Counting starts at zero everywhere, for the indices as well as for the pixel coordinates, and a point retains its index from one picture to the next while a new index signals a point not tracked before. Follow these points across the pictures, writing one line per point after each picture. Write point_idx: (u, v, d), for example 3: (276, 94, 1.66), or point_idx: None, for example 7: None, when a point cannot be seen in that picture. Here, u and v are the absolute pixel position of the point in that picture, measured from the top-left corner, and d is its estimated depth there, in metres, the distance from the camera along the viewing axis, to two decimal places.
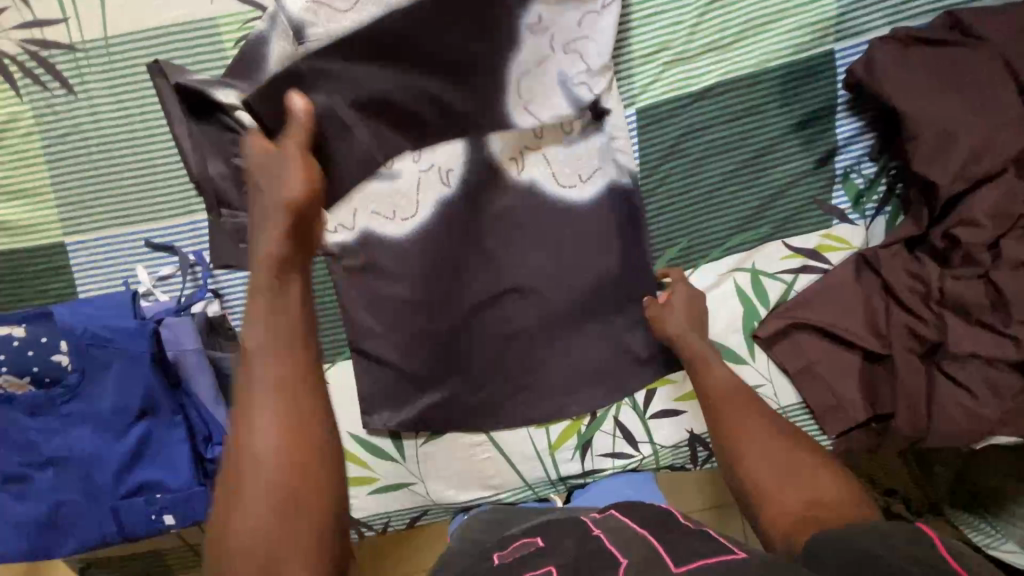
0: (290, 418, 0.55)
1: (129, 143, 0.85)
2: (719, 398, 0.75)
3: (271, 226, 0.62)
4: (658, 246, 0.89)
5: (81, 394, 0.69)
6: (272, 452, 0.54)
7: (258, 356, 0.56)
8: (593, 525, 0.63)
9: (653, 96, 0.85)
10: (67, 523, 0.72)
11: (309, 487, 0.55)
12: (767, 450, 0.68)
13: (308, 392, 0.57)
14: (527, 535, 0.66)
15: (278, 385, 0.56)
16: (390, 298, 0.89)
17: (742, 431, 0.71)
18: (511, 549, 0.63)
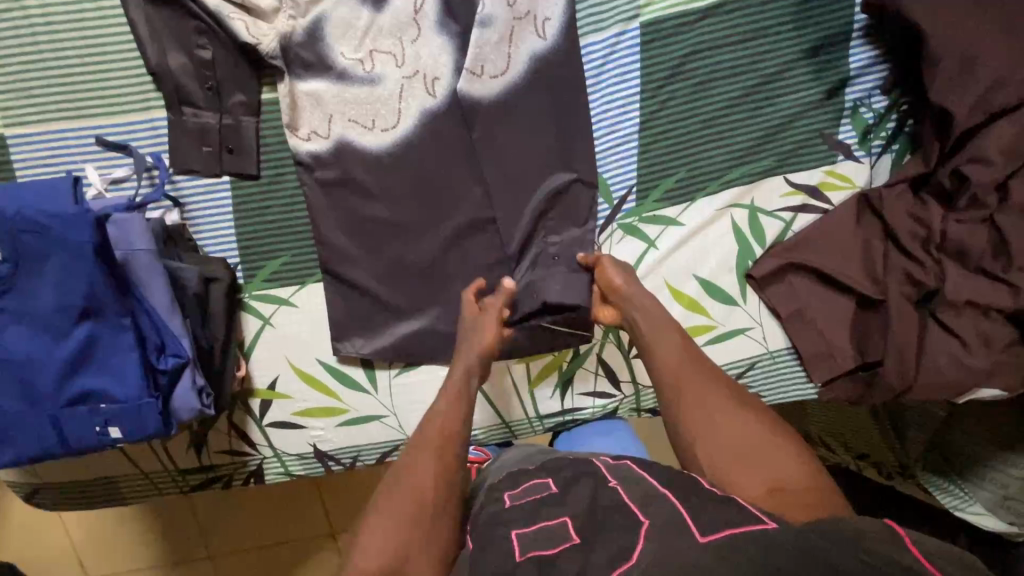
0: (443, 434, 0.68)
1: (77, 25, 0.76)
2: (672, 375, 0.71)
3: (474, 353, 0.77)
4: (654, 176, 0.84)
5: (16, 289, 0.62)
6: (409, 498, 0.61)
7: (443, 393, 0.73)
8: (609, 474, 0.61)
9: (660, 9, 0.79)
10: (5, 432, 0.66)
11: (427, 539, 0.59)
12: (725, 423, 0.65)
13: (459, 426, 0.69)
14: (540, 472, 0.63)
15: (431, 444, 0.66)
16: (368, 218, 0.83)
17: (697, 401, 0.68)
18: (523, 491, 0.61)
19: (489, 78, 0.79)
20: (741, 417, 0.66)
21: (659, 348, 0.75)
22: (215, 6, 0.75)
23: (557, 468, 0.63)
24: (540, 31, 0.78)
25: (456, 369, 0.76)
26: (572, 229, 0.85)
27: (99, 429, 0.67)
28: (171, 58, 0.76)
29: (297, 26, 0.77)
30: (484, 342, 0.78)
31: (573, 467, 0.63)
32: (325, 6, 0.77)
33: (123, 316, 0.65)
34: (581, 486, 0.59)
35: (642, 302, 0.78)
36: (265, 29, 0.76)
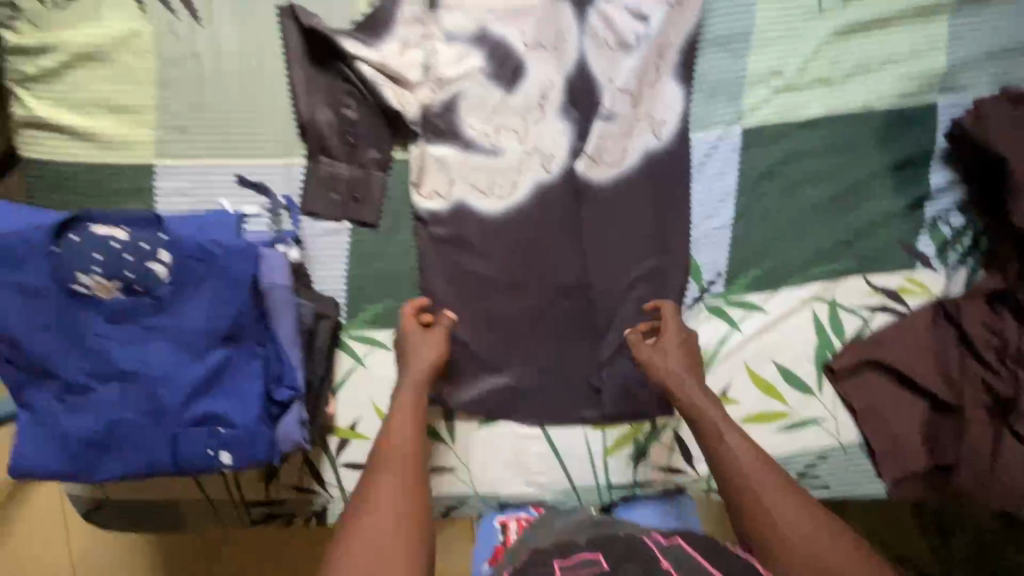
0: (398, 479, 0.73)
1: (242, 77, 0.85)
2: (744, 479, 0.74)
3: (405, 390, 0.81)
4: (743, 263, 0.90)
5: (170, 309, 0.66)
6: (394, 506, 0.71)
7: (392, 431, 0.77)
8: (665, 558, 0.60)
9: (762, 117, 0.87)
10: (121, 444, 0.68)
11: (410, 549, 0.68)
12: (789, 515, 0.70)
13: (413, 471, 0.75)
14: (589, 546, 0.63)
15: (392, 456, 0.75)
16: (471, 274, 0.89)
17: (769, 501, 0.71)
18: (572, 563, 0.60)
19: (604, 161, 0.87)
20: (798, 507, 0.71)
21: (720, 449, 0.77)
22: (369, 75, 0.83)
23: (607, 543, 0.62)
24: (655, 131, 0.86)
25: (402, 407, 0.79)
26: (662, 309, 0.89)
27: (211, 452, 0.69)
28: (320, 112, 0.84)
29: (438, 99, 0.85)
30: (424, 363, 0.83)
31: (624, 543, 0.63)
32: (465, 84, 0.85)
33: (258, 345, 0.69)
34: (631, 563, 0.60)
35: (699, 396, 0.81)
36: (414, 97, 0.85)
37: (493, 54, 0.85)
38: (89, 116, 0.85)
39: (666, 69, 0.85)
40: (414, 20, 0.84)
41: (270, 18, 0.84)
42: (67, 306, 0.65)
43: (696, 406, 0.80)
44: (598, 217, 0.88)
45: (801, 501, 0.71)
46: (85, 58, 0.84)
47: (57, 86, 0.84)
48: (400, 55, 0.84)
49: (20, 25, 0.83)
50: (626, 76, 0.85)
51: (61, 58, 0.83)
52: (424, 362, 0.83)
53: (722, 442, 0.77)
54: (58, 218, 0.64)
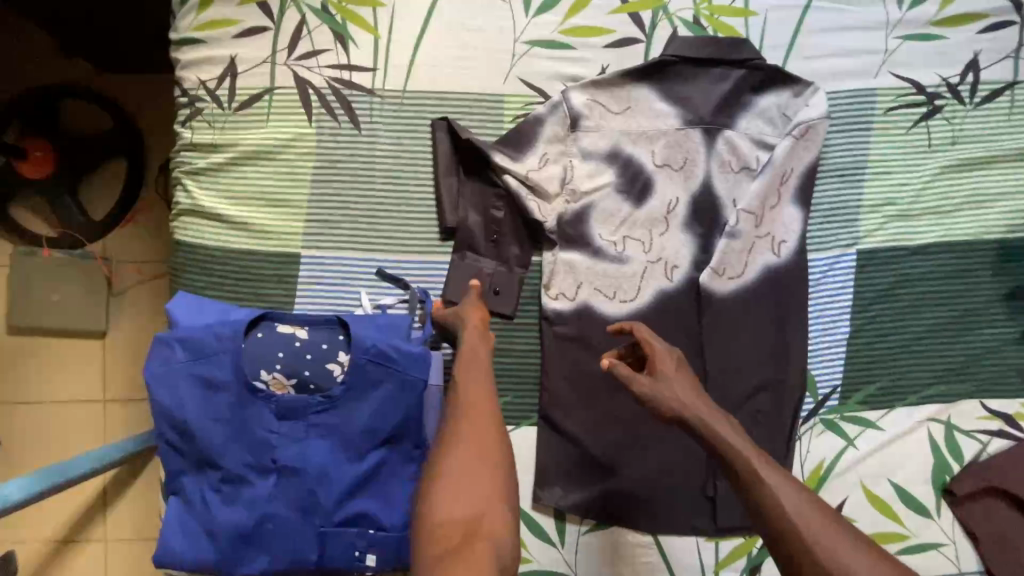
0: (470, 448, 0.64)
1: (392, 180, 0.92)
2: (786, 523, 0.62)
3: (466, 357, 0.72)
4: (858, 380, 0.91)
5: (338, 408, 0.68)
6: (472, 476, 0.62)
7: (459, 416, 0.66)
8: None
9: (877, 242, 0.92)
10: (268, 539, 0.69)
11: (501, 481, 0.62)
12: (844, 556, 0.59)
13: (491, 437, 0.65)
14: None
15: (471, 412, 0.66)
16: (592, 375, 0.91)
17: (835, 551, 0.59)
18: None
19: (726, 273, 0.91)
20: (874, 564, 0.59)
21: (768, 489, 0.64)
22: (514, 186, 0.90)
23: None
24: (775, 249, 0.91)
25: (470, 378, 0.70)
26: (778, 421, 0.90)
27: (357, 554, 0.69)
28: (469, 215, 0.91)
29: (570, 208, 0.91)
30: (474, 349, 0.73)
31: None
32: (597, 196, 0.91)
33: (415, 448, 0.70)
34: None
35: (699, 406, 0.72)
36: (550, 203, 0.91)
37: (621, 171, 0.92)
38: (247, 207, 0.92)
39: (787, 193, 0.91)
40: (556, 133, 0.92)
41: (423, 129, 0.92)
42: (243, 399, 0.68)
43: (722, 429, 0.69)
44: (719, 326, 0.90)
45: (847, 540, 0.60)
46: (251, 156, 0.91)
47: (222, 179, 0.92)
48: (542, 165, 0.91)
49: (197, 124, 0.92)
50: (750, 198, 0.90)
51: (230, 155, 0.91)
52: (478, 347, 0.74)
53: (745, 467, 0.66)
54: (246, 315, 0.69)
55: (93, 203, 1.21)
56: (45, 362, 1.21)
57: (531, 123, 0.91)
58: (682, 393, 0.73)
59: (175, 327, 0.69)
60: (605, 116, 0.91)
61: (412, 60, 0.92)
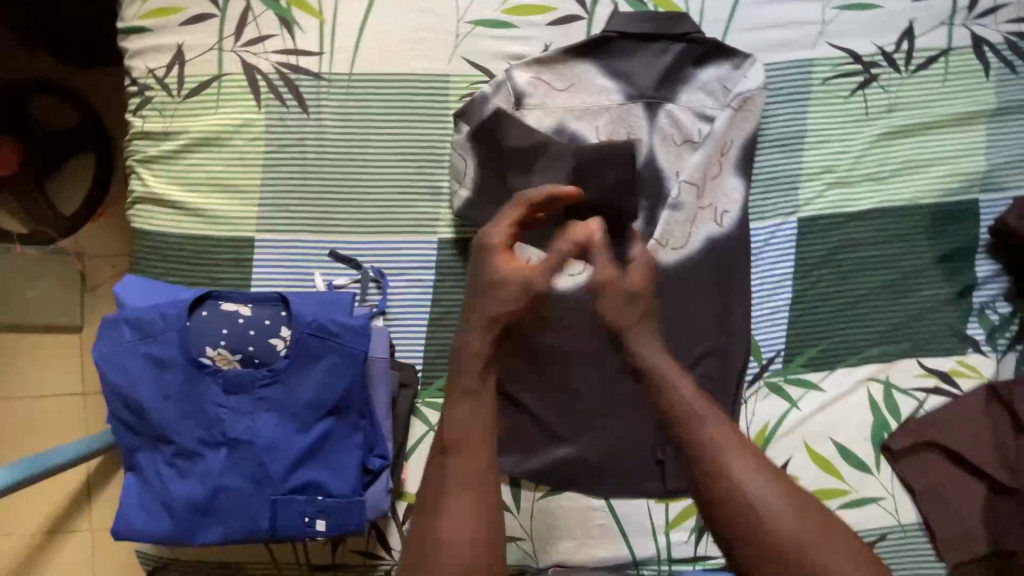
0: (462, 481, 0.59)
1: (342, 162, 0.93)
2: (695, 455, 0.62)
3: (485, 323, 0.67)
4: (801, 344, 0.94)
5: (282, 381, 0.70)
6: (473, 490, 0.59)
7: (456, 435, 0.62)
8: None
9: (816, 209, 0.94)
10: (222, 509, 0.71)
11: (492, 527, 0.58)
12: (756, 497, 0.58)
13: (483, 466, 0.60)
14: None
15: (463, 445, 0.61)
16: (542, 347, 0.94)
17: (813, 551, 0.55)
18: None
19: (671, 244, 0.93)
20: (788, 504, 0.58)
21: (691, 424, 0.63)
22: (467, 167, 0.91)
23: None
24: (718, 219, 0.93)
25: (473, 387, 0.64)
26: (724, 386, 0.93)
27: (306, 521, 0.72)
28: (420, 196, 0.94)
29: (516, 175, 0.89)
30: (502, 304, 0.67)
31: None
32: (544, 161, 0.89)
33: (360, 417, 0.73)
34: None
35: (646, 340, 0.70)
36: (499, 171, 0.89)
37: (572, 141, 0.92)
38: (199, 193, 0.93)
39: (727, 164, 0.93)
40: (503, 108, 0.92)
41: (371, 111, 0.94)
42: (190, 376, 0.70)
43: (703, 420, 0.62)
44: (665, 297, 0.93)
45: (826, 538, 0.56)
46: (202, 143, 0.93)
47: (174, 167, 0.93)
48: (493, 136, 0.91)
49: (147, 113, 0.93)
50: (692, 170, 0.92)
51: (181, 142, 0.93)
52: (504, 298, 0.68)
53: (715, 465, 0.60)
54: (190, 295, 0.71)
55: (64, 199, 1.22)
56: (18, 357, 1.21)
57: (477, 100, 0.91)
58: (629, 319, 0.70)
59: (123, 309, 0.71)
60: (550, 94, 0.93)
61: (357, 43, 0.93)
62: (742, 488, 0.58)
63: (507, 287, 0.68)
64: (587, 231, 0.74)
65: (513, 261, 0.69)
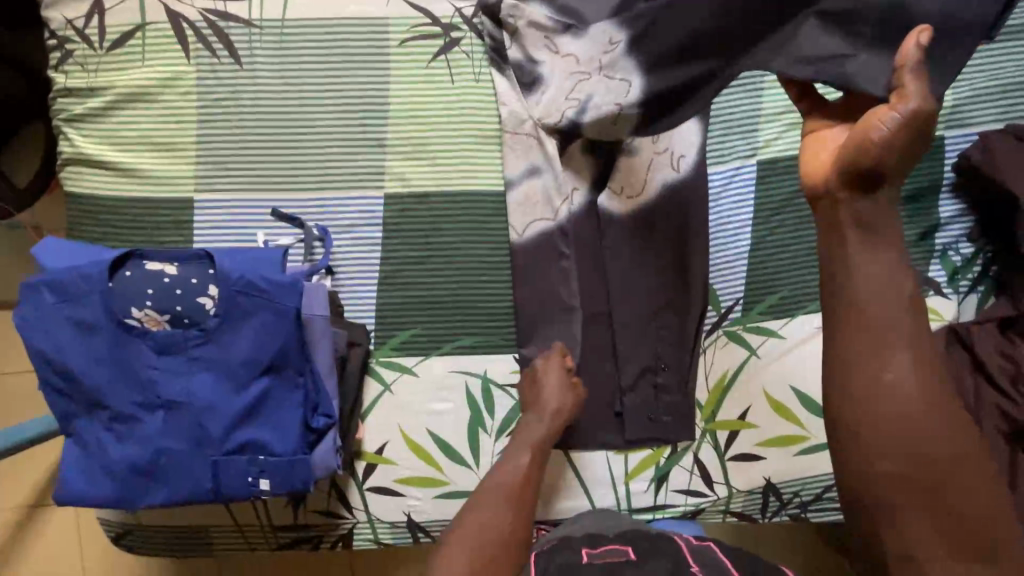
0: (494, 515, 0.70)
1: (280, 115, 0.89)
2: (857, 306, 0.49)
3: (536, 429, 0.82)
4: (761, 291, 0.93)
5: (215, 341, 0.68)
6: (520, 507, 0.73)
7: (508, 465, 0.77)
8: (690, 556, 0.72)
9: (775, 151, 0.91)
10: (164, 472, 0.70)
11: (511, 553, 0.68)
12: (895, 363, 0.47)
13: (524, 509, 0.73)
14: (618, 540, 0.75)
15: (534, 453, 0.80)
16: (495, 302, 0.92)
17: (928, 431, 0.47)
18: (599, 552, 0.72)
19: (624, 192, 0.91)
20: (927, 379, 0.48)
21: (857, 270, 0.49)
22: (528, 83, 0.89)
23: (634, 540, 0.75)
24: (675, 165, 0.90)
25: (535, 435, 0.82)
26: (682, 336, 0.91)
27: (250, 479, 0.71)
28: (365, 149, 0.90)
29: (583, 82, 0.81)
30: (555, 401, 0.84)
31: (647, 543, 0.74)
32: (590, 88, 0.80)
33: (299, 375, 0.72)
34: (658, 560, 0.70)
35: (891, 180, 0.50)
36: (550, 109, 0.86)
37: (609, 48, 0.76)
38: (132, 152, 0.89)
39: None
40: (545, 35, 0.85)
41: (307, 61, 0.89)
42: (119, 338, 0.68)
43: (892, 328, 0.48)
44: (621, 247, 0.91)
45: (962, 440, 0.48)
46: (130, 98, 0.88)
47: (103, 125, 0.89)
48: (544, 65, 0.86)
49: (70, 67, 0.88)
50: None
51: (109, 98, 0.88)
52: (559, 399, 0.84)
53: (882, 371, 0.48)
54: (113, 255, 0.68)
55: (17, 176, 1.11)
56: None
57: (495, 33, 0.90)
58: (886, 146, 0.48)
59: (43, 272, 0.68)
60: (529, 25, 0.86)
61: None
62: (892, 371, 0.47)
63: (569, 392, 0.86)
64: (917, 100, 0.49)
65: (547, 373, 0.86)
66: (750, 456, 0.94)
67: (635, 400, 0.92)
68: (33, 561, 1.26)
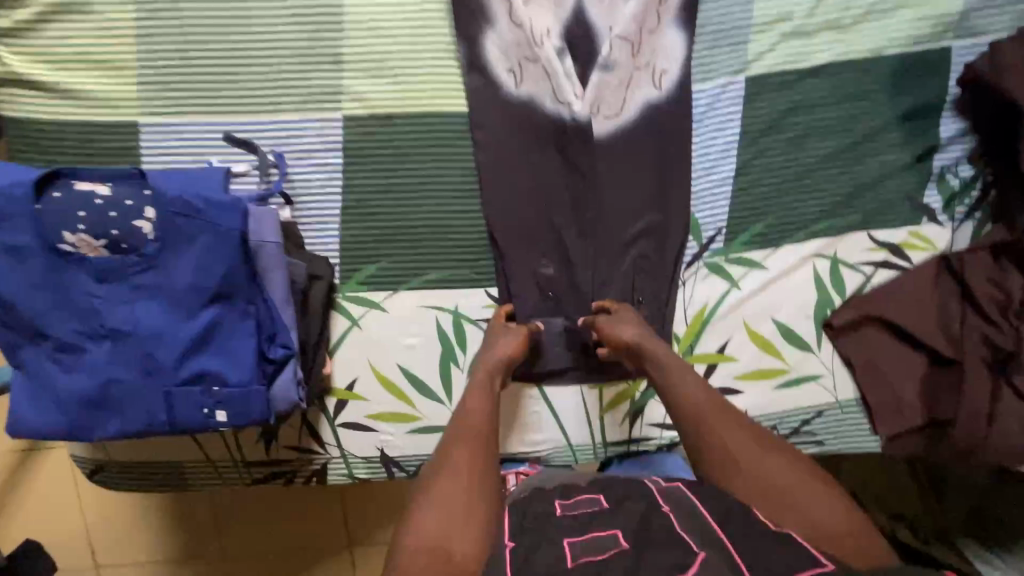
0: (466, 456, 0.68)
1: (225, 29, 0.81)
2: (689, 399, 0.73)
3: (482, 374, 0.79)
4: (744, 219, 0.88)
5: (157, 267, 0.65)
6: (482, 448, 0.69)
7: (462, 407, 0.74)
8: (662, 499, 0.65)
9: (766, 66, 0.84)
10: (115, 403, 0.68)
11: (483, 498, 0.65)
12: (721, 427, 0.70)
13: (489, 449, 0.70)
14: (589, 488, 0.68)
15: (478, 402, 0.75)
16: (465, 232, 0.87)
17: (760, 468, 0.67)
18: (572, 503, 0.65)
19: (602, 110, 0.85)
20: (743, 432, 0.70)
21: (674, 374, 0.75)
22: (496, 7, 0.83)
23: (607, 486, 0.68)
24: (656, 81, 0.84)
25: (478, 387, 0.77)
26: (660, 267, 0.88)
27: (205, 411, 0.69)
28: (321, 67, 0.83)
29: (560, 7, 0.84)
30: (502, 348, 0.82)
31: (621, 487, 0.68)
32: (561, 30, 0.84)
33: (249, 304, 0.69)
34: (633, 505, 0.64)
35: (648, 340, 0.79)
36: (501, 63, 0.84)
37: None
38: (68, 70, 0.82)
39: (667, 15, 0.83)
40: None
41: None
42: (52, 264, 0.64)
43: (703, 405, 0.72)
44: (602, 170, 0.86)
45: (795, 471, 0.67)
46: (60, 10, 0.80)
47: (33, 40, 0.81)
48: None
49: None
50: (625, 23, 0.83)
51: (36, 9, 0.80)
52: (502, 351, 0.81)
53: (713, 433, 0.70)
54: (35, 173, 0.64)
55: None
56: None
57: None
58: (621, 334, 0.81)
59: None
60: None
61: None
62: (721, 430, 0.70)
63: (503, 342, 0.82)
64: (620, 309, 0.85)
65: (502, 338, 0.83)
66: (730, 389, 0.91)
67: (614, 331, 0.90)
68: (25, 505, 1.27)
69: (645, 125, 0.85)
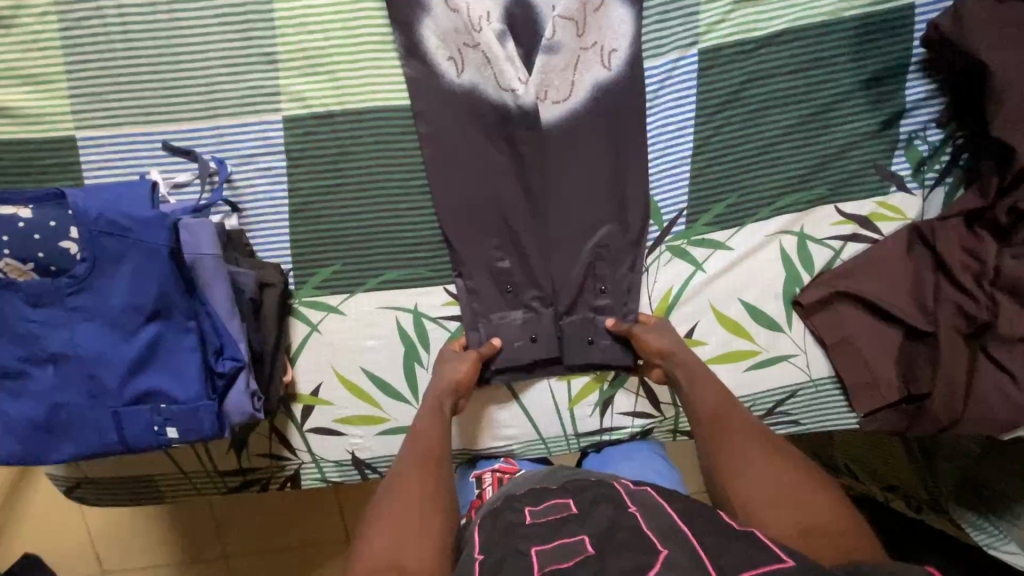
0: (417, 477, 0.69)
1: (153, 34, 0.79)
2: (704, 406, 0.75)
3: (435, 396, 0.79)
4: (705, 199, 0.85)
5: (89, 288, 0.64)
6: (430, 469, 0.70)
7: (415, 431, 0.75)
8: (630, 501, 0.63)
9: (719, 38, 0.80)
10: (65, 426, 0.67)
11: (434, 514, 0.65)
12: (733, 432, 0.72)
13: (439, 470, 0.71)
14: (561, 493, 0.66)
15: (429, 425, 0.76)
16: (418, 230, 0.85)
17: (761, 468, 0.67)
18: (544, 509, 0.63)
19: (547, 94, 0.83)
20: (754, 438, 0.71)
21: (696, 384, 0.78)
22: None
23: (579, 489, 0.65)
24: (605, 62, 0.81)
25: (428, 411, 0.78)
26: (621, 253, 0.85)
27: (156, 429, 0.68)
28: (256, 68, 0.80)
29: None
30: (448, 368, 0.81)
31: (594, 490, 0.65)
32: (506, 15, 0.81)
33: (189, 319, 0.67)
34: (601, 509, 0.61)
35: (678, 349, 0.81)
36: (440, 51, 0.81)
37: None
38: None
39: None
40: None
41: None
42: None
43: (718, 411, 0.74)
44: (552, 158, 0.83)
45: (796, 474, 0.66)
46: None
47: None
48: None
49: None
50: (567, 3, 0.80)
51: None
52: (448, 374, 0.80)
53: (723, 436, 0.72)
54: None
55: None
56: None
57: None
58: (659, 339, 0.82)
59: None
60: None
61: None
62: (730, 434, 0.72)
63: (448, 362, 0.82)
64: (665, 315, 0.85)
65: (442, 363, 0.82)
66: None
67: (576, 319, 0.87)
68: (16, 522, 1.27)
69: (597, 108, 0.82)
